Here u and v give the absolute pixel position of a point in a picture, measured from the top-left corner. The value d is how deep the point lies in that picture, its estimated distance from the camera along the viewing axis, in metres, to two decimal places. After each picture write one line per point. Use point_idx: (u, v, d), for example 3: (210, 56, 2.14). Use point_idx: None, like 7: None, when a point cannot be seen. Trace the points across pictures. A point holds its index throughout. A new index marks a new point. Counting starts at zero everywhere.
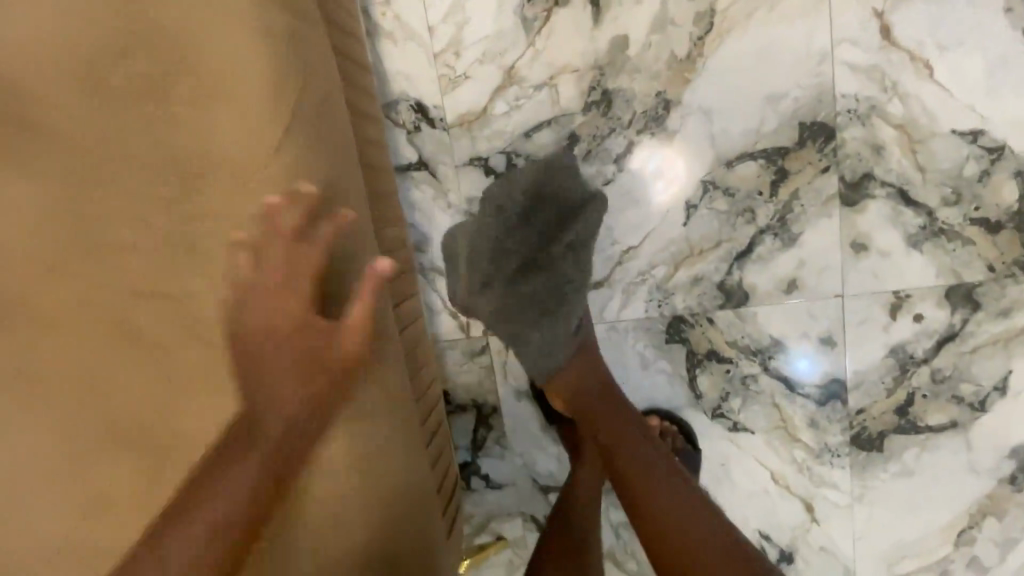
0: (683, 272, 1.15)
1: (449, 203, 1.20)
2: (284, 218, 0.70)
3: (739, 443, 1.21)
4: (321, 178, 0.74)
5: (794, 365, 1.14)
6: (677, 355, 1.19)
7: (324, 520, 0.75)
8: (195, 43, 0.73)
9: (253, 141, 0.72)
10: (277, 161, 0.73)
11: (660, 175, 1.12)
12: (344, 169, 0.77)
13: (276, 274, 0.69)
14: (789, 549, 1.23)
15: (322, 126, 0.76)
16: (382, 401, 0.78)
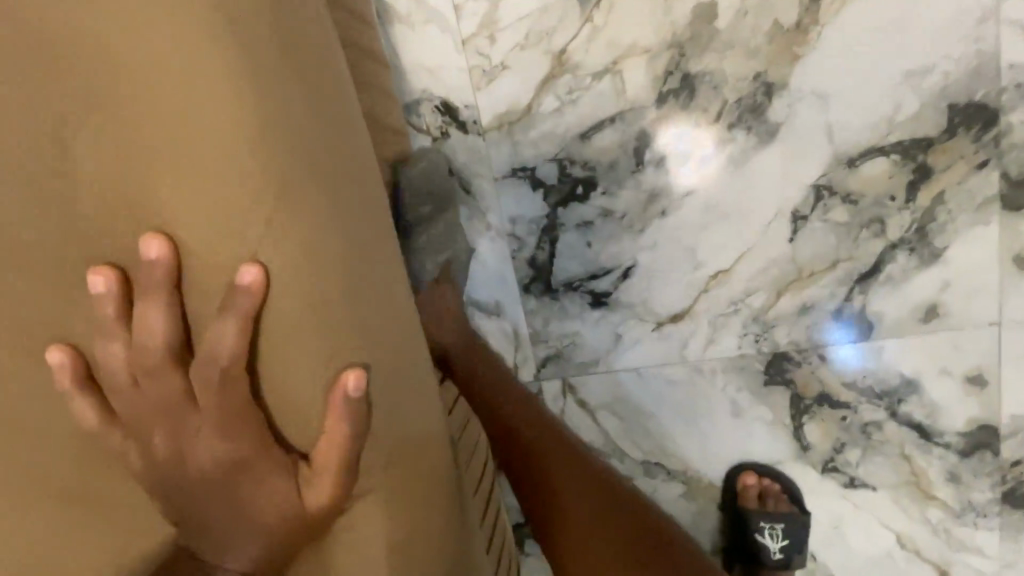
0: (788, 299, 0.92)
1: (488, 225, 0.98)
2: (307, 313, 0.48)
3: (856, 502, 0.99)
4: (341, 258, 0.49)
5: (839, 353, 0.92)
6: (779, 399, 0.97)
7: None
8: (134, 47, 0.46)
9: (232, 209, 0.47)
10: (274, 241, 0.48)
11: (703, 159, 0.88)
12: (370, 228, 0.53)
13: (316, 381, 0.49)
14: None
15: (336, 177, 0.50)
16: (452, 534, 0.55)
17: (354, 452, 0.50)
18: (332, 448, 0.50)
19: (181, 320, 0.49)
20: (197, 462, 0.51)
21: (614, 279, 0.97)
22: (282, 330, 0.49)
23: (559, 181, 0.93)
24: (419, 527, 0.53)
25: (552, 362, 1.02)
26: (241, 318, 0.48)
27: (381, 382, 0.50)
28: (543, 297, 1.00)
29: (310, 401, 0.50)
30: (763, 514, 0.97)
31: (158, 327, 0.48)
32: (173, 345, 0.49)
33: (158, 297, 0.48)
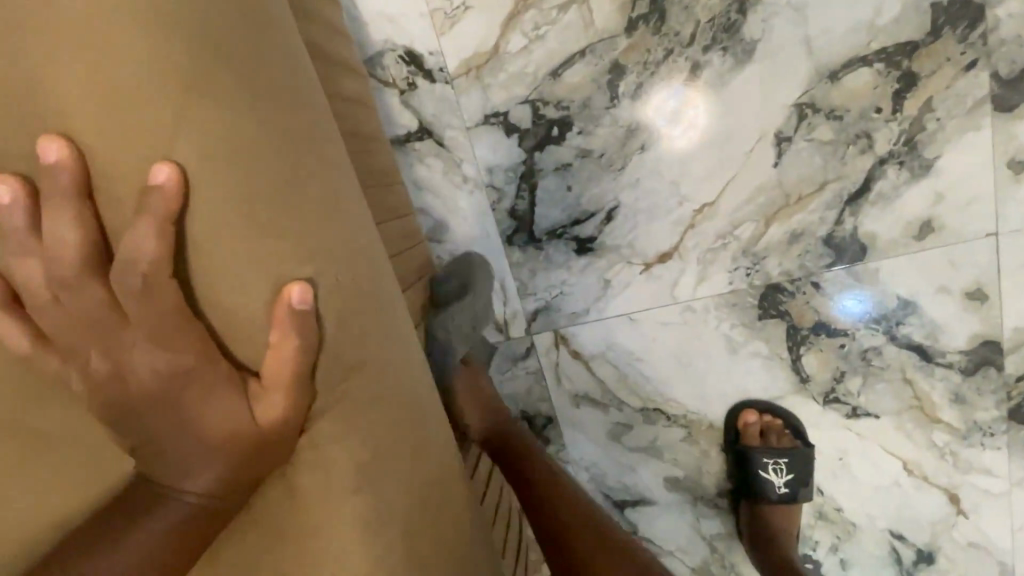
0: (777, 227, 0.89)
1: (464, 177, 0.95)
2: (226, 199, 0.43)
3: (859, 431, 0.97)
4: (272, 144, 0.44)
5: (856, 303, 0.90)
6: (775, 333, 0.94)
7: None
8: None
9: (130, 95, 0.40)
10: (188, 129, 0.41)
11: (676, 117, 0.86)
12: (306, 116, 0.48)
13: (249, 283, 0.44)
14: (928, 548, 1.02)
15: (253, 54, 0.45)
16: (421, 445, 0.53)
17: (310, 359, 0.46)
18: (286, 357, 0.45)
19: (97, 229, 0.41)
20: (130, 398, 0.43)
21: (598, 222, 0.94)
22: (217, 245, 0.43)
23: (534, 124, 0.90)
24: (389, 440, 0.50)
25: (542, 315, 1.00)
26: (161, 223, 0.41)
27: (337, 299, 0.47)
28: (526, 247, 0.97)
29: (244, 310, 0.44)
30: (765, 450, 0.96)
31: (70, 235, 0.40)
32: (91, 260, 0.41)
33: (65, 199, 0.40)
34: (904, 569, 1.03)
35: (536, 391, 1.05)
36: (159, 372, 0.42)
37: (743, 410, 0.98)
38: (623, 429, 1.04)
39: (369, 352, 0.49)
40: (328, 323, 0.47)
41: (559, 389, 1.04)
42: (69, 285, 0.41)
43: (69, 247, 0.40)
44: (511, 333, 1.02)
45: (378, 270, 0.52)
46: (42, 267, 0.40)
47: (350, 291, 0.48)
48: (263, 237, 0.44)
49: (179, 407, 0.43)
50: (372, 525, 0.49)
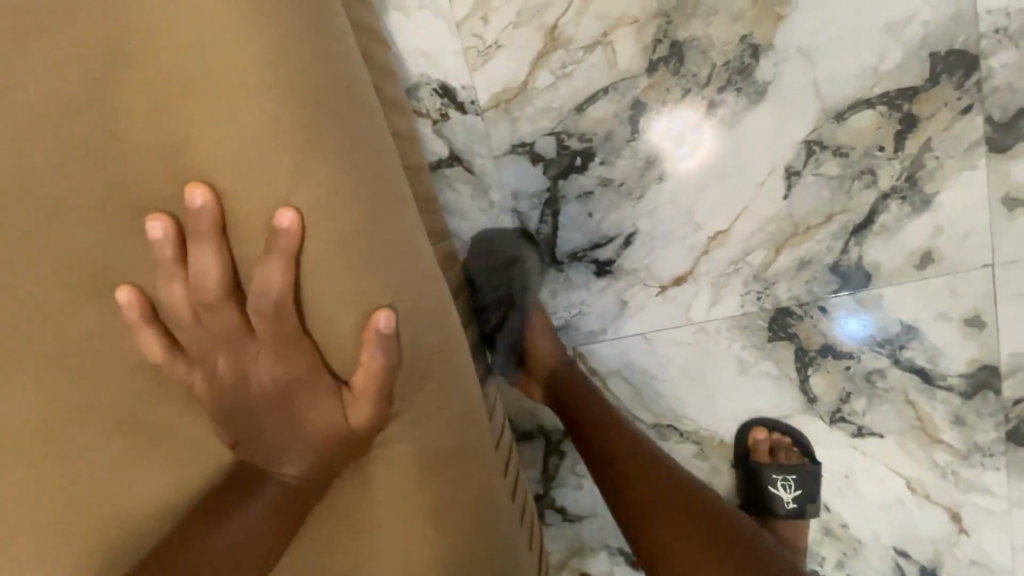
0: (786, 254, 0.94)
1: (492, 202, 1.01)
2: (323, 232, 0.51)
3: (865, 450, 1.02)
4: (354, 178, 0.52)
5: (845, 327, 0.96)
6: (784, 354, 0.99)
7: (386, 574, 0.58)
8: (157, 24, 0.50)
9: (249, 145, 0.50)
10: (293, 170, 0.51)
11: (683, 138, 0.92)
12: (381, 150, 0.55)
13: (340, 309, 0.53)
14: (932, 566, 1.05)
15: (337, 100, 0.53)
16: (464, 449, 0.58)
17: (389, 376, 0.53)
18: (368, 375, 0.53)
19: (230, 262, 0.52)
20: (259, 398, 0.55)
21: (617, 246, 0.99)
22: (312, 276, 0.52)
23: (559, 154, 0.96)
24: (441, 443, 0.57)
25: (563, 333, 1.06)
26: (286, 258, 0.51)
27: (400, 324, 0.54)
28: (548, 269, 1.03)
29: (337, 333, 0.53)
30: (772, 466, 1.01)
31: (211, 268, 0.52)
32: (226, 288, 0.52)
33: (211, 241, 0.51)
34: None
35: None
36: (278, 378, 0.54)
37: (755, 428, 1.03)
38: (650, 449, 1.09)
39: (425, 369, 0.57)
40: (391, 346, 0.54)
41: None
42: (212, 307, 0.53)
43: (209, 278, 0.52)
44: None
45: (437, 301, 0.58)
46: (189, 291, 0.53)
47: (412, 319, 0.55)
48: (348, 258, 0.52)
49: (291, 408, 0.55)
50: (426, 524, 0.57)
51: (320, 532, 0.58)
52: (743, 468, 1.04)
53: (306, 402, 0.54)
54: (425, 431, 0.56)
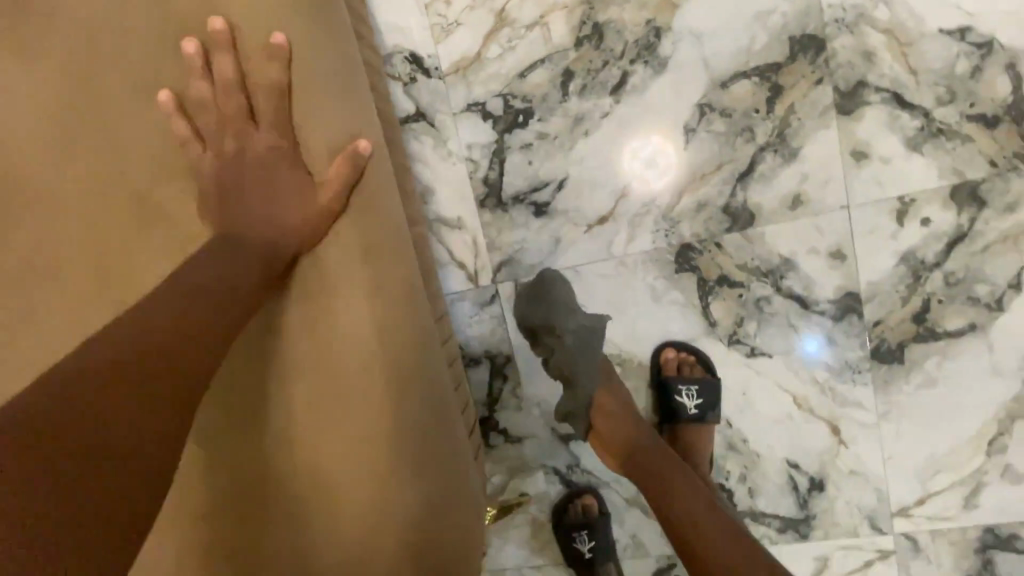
0: (687, 197, 1.15)
1: (449, 152, 1.22)
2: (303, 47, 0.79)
3: (757, 368, 1.20)
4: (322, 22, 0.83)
5: (804, 346, 1.18)
6: (688, 285, 1.19)
7: (345, 399, 0.80)
8: None
9: None
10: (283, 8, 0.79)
11: (652, 162, 1.15)
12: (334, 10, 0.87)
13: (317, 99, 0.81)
14: (819, 476, 1.23)
15: None
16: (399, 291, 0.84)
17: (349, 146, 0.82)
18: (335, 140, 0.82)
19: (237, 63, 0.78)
20: (257, 160, 0.79)
21: (552, 190, 1.20)
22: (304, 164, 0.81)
23: (505, 111, 1.18)
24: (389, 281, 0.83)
25: (506, 267, 1.25)
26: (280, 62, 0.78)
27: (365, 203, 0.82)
28: (495, 209, 1.23)
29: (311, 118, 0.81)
30: (678, 377, 1.19)
31: (228, 70, 0.77)
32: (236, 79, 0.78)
33: (225, 47, 0.77)
34: (800, 495, 1.25)
35: (499, 333, 1.30)
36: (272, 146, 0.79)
37: (666, 347, 1.21)
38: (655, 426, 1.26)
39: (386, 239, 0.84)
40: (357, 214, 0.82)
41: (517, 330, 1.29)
42: (226, 93, 0.78)
43: (228, 73, 0.78)
44: (479, 282, 1.27)
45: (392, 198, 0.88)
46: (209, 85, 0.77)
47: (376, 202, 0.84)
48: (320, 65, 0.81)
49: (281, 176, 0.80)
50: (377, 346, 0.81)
51: (297, 361, 0.81)
52: (656, 383, 1.22)
53: (297, 243, 0.79)
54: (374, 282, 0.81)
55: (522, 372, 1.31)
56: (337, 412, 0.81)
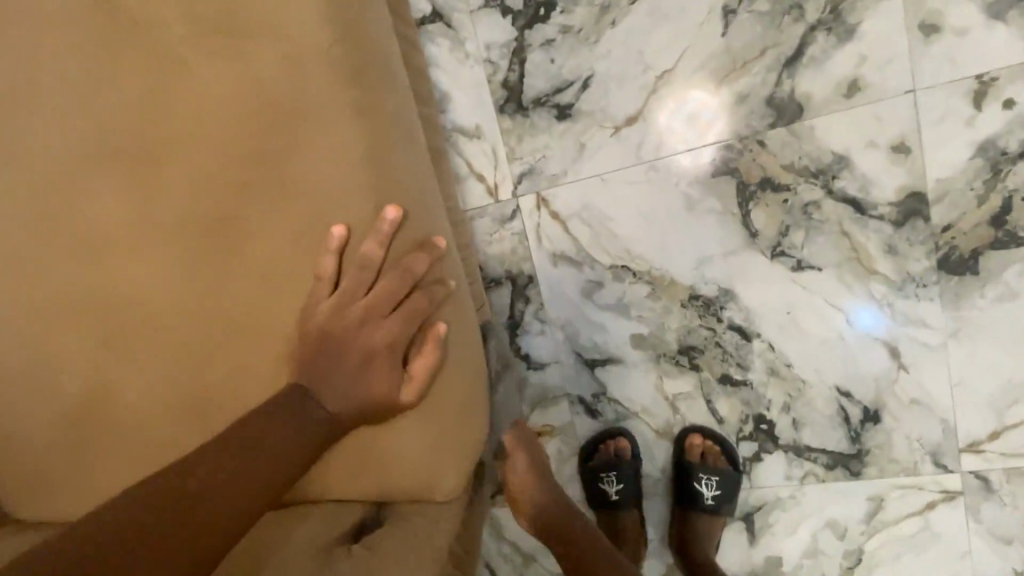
0: (726, 90, 1.05)
1: (467, 54, 1.15)
2: None
3: (805, 284, 1.08)
4: None
5: (856, 317, 1.08)
6: (726, 190, 1.08)
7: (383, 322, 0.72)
8: None
9: None
10: None
11: (693, 117, 1.07)
12: None
13: None
14: (874, 407, 1.10)
15: None
16: (422, 191, 0.78)
17: None
18: None
19: None
20: None
21: (576, 90, 1.11)
22: (278, 45, 0.69)
23: (525, 6, 1.10)
24: (405, 167, 0.76)
25: (527, 178, 1.18)
26: None
27: (370, 112, 0.72)
28: (516, 115, 1.16)
29: None
30: (701, 466, 1.17)
31: None
32: None
33: None
34: (851, 428, 1.13)
35: (520, 251, 1.21)
36: None
37: (691, 434, 1.19)
38: (655, 483, 1.25)
39: (388, 144, 0.74)
40: (363, 130, 0.71)
41: (539, 248, 1.20)
42: None
43: None
44: (500, 196, 1.20)
45: (396, 102, 0.77)
46: None
47: (376, 106, 0.73)
48: None
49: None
50: (382, 274, 0.72)
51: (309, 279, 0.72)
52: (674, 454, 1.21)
53: (286, 153, 0.70)
54: (401, 175, 0.75)
55: (545, 292, 1.22)
56: (374, 342, 0.72)
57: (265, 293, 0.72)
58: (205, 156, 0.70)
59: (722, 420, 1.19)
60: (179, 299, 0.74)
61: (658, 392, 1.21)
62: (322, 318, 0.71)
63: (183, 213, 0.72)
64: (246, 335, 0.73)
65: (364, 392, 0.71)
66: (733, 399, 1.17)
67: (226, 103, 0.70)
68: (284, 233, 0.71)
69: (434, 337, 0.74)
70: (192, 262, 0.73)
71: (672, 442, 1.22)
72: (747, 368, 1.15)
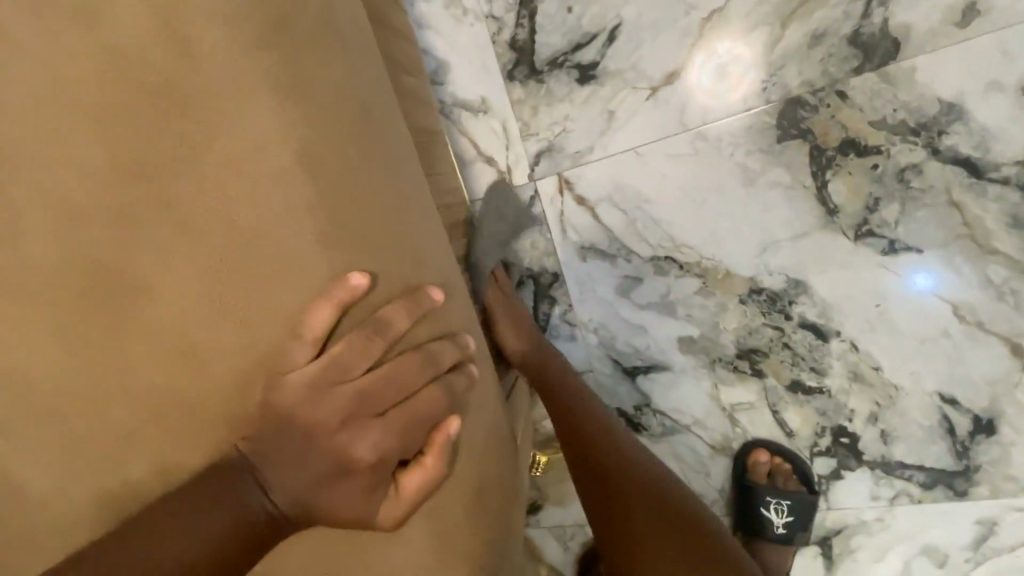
0: (795, 29, 0.84)
1: (465, 11, 0.96)
2: None
3: (899, 270, 0.87)
4: None
5: (909, 283, 0.87)
6: (795, 157, 0.87)
7: (363, 409, 0.47)
8: None
9: None
10: None
11: (728, 63, 0.88)
12: None
13: None
14: (987, 416, 0.90)
15: None
16: (408, 209, 0.55)
17: None
18: None
19: None
20: None
21: (600, 44, 0.92)
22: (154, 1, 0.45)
23: None
24: (383, 175, 0.53)
25: (546, 157, 0.98)
26: None
27: (306, 95, 0.49)
28: (528, 80, 0.96)
29: None
30: (769, 489, 0.99)
31: None
32: None
33: None
34: (957, 441, 0.92)
35: (542, 245, 1.02)
36: None
37: (756, 450, 1.01)
38: (719, 510, 1.07)
39: (342, 142, 0.50)
40: (317, 125, 0.49)
41: (564, 241, 1.01)
42: None
43: None
44: (514, 182, 1.00)
45: (353, 77, 0.53)
46: None
47: (315, 85, 0.50)
48: None
49: None
50: (361, 330, 0.48)
51: (247, 349, 0.46)
52: (737, 480, 1.02)
53: (188, 160, 0.46)
54: (380, 189, 0.52)
55: (573, 292, 1.03)
56: (346, 437, 0.46)
57: (182, 378, 0.46)
58: (70, 166, 0.44)
59: (792, 433, 1.00)
60: (27, 400, 0.45)
61: (712, 403, 1.03)
62: (270, 406, 0.46)
63: (42, 267, 0.44)
64: (157, 449, 0.46)
65: (325, 506, 0.46)
66: (805, 409, 0.98)
67: (88, 91, 0.45)
68: (204, 278, 0.46)
69: (440, 444, 0.50)
70: (59, 344, 0.45)
71: (732, 460, 1.04)
72: (823, 373, 0.95)
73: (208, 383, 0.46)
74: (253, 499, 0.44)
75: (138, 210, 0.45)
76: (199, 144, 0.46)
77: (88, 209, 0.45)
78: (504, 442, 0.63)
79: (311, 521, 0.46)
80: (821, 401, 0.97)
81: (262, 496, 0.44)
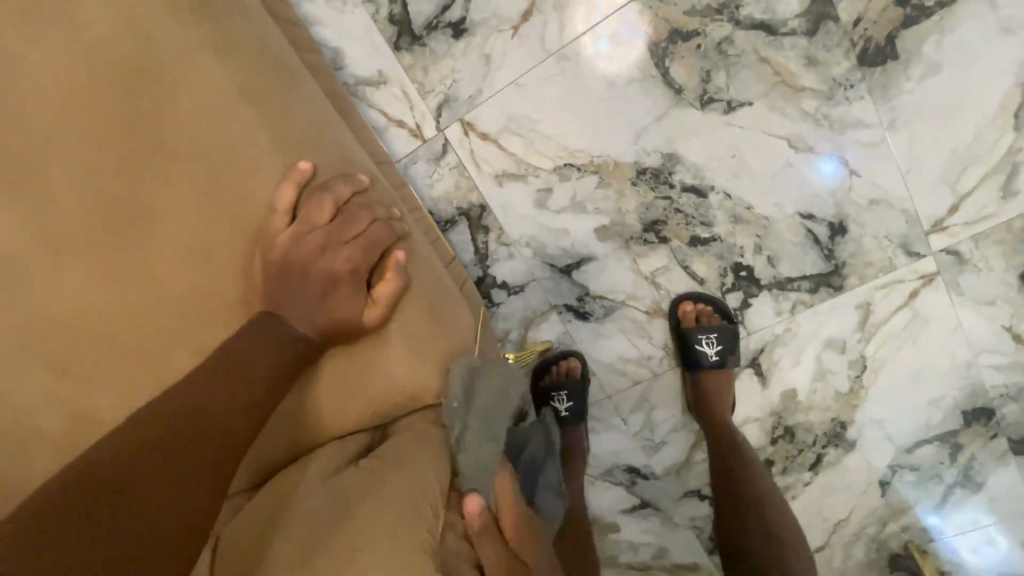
0: None
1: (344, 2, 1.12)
2: None
3: (741, 123, 1.09)
4: None
5: (820, 171, 1.11)
6: (639, 55, 1.08)
7: (334, 248, 0.63)
8: None
9: None
10: None
11: None
12: None
13: None
14: (838, 221, 1.13)
15: None
16: (324, 121, 0.73)
17: None
18: None
19: None
20: None
21: (462, 3, 1.10)
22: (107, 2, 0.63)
23: None
24: (300, 98, 0.71)
25: (446, 108, 1.15)
26: None
27: (229, 49, 0.67)
28: (413, 47, 1.13)
29: None
30: (698, 328, 1.19)
31: None
32: None
33: None
34: (823, 247, 1.16)
35: (464, 184, 1.20)
36: None
37: (683, 303, 1.21)
38: (669, 363, 1.28)
39: (265, 79, 0.68)
40: (243, 67, 0.67)
41: (481, 174, 1.19)
42: None
43: None
44: (425, 136, 1.17)
45: (261, 39, 0.71)
46: None
47: (236, 42, 0.68)
48: None
49: None
50: (316, 195, 0.64)
51: (242, 237, 0.64)
52: (676, 334, 1.23)
53: (163, 113, 0.63)
54: (301, 107, 0.70)
55: (500, 216, 1.21)
56: (329, 273, 0.62)
57: (202, 274, 0.64)
58: (87, 141, 0.62)
59: (703, 281, 1.21)
60: (104, 319, 0.63)
61: (638, 276, 1.22)
62: (266, 269, 0.61)
63: (79, 220, 0.62)
64: (201, 328, 0.64)
65: (328, 323, 0.62)
66: (707, 258, 1.19)
67: (77, 89, 0.62)
68: (199, 193, 0.64)
69: (394, 265, 0.66)
70: (114, 271, 0.63)
71: (667, 317, 1.24)
72: (711, 224, 1.17)
73: (222, 267, 0.64)
74: (280, 325, 0.59)
75: (142, 158, 0.63)
76: (167, 100, 0.64)
77: (108, 168, 0.63)
78: (452, 285, 0.79)
79: (324, 338, 0.62)
80: (718, 246, 1.18)
81: (284, 322, 0.59)
